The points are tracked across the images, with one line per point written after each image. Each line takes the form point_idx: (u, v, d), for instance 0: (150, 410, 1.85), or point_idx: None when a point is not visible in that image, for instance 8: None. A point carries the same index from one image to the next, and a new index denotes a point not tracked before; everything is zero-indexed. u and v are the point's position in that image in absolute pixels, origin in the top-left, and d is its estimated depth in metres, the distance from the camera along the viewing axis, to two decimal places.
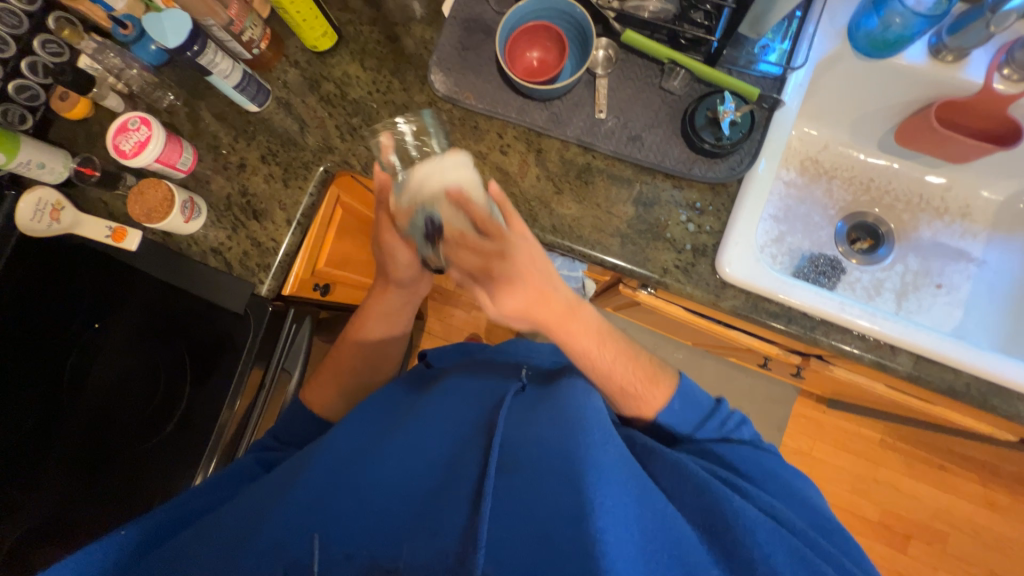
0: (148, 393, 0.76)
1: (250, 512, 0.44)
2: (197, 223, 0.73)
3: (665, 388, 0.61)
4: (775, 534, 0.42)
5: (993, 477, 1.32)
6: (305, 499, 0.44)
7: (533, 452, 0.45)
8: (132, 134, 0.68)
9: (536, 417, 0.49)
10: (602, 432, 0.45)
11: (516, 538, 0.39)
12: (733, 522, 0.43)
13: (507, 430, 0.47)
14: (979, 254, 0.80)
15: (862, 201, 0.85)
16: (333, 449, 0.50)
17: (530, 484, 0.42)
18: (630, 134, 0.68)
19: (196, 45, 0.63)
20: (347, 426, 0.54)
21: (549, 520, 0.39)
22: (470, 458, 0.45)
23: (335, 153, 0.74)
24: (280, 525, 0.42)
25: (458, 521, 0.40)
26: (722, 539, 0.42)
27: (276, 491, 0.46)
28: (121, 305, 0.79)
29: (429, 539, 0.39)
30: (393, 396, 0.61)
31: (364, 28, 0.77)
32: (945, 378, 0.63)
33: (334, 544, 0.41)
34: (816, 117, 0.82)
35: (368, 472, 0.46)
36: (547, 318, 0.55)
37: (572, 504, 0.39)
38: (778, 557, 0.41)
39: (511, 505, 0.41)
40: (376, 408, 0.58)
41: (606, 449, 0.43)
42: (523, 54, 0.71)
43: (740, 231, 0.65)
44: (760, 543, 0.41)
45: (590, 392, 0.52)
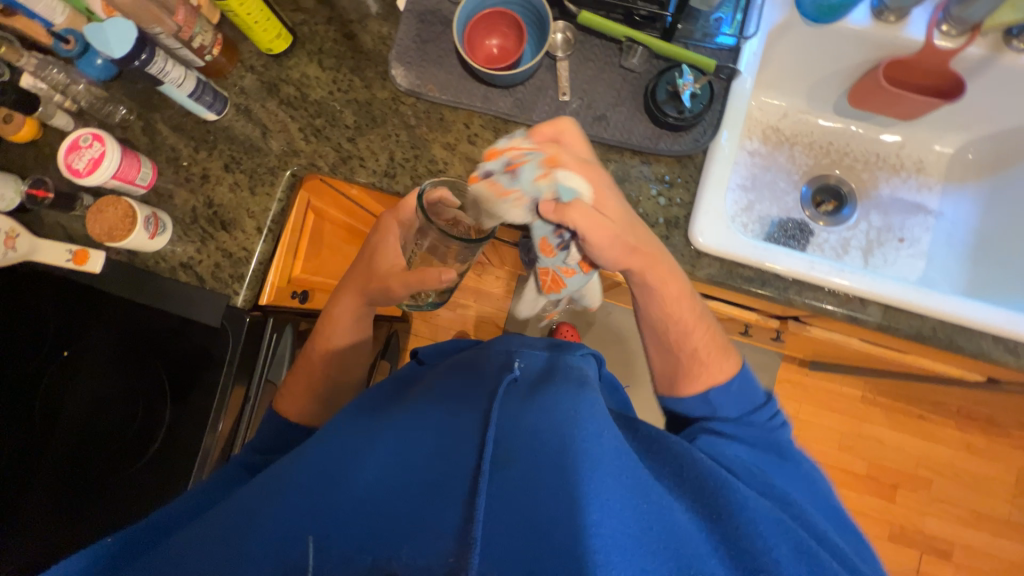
0: (126, 418, 0.73)
1: (242, 516, 0.43)
2: (163, 239, 0.71)
3: (731, 362, 0.63)
4: (779, 527, 0.44)
5: (968, 421, 1.38)
6: (298, 501, 0.43)
7: (529, 448, 0.44)
8: (84, 151, 0.65)
9: (532, 408, 0.48)
10: (597, 426, 0.46)
11: (512, 536, 0.39)
12: (736, 513, 0.44)
13: (500, 424, 0.46)
14: (936, 206, 0.83)
15: (823, 165, 0.87)
16: (327, 448, 0.49)
17: (525, 478, 0.42)
18: (594, 114, 0.69)
19: (144, 53, 0.61)
20: (338, 426, 0.52)
21: (544, 512, 0.39)
22: (465, 454, 0.44)
23: (301, 156, 0.73)
24: (274, 528, 0.41)
25: (454, 521, 0.39)
26: (726, 527, 0.44)
27: (268, 492, 0.45)
28: (91, 330, 0.75)
29: (426, 538, 0.39)
30: (384, 394, 0.59)
31: (319, 27, 0.75)
32: (912, 325, 0.66)
33: (330, 545, 0.40)
34: (772, 87, 0.84)
35: (362, 468, 0.45)
36: (638, 257, 0.58)
37: (565, 497, 0.39)
38: (782, 550, 0.42)
39: (507, 499, 0.41)
40: (368, 404, 0.56)
41: (601, 442, 0.44)
42: (482, 42, 0.71)
43: (709, 201, 0.67)
44: (764, 536, 0.43)
45: (586, 389, 0.52)
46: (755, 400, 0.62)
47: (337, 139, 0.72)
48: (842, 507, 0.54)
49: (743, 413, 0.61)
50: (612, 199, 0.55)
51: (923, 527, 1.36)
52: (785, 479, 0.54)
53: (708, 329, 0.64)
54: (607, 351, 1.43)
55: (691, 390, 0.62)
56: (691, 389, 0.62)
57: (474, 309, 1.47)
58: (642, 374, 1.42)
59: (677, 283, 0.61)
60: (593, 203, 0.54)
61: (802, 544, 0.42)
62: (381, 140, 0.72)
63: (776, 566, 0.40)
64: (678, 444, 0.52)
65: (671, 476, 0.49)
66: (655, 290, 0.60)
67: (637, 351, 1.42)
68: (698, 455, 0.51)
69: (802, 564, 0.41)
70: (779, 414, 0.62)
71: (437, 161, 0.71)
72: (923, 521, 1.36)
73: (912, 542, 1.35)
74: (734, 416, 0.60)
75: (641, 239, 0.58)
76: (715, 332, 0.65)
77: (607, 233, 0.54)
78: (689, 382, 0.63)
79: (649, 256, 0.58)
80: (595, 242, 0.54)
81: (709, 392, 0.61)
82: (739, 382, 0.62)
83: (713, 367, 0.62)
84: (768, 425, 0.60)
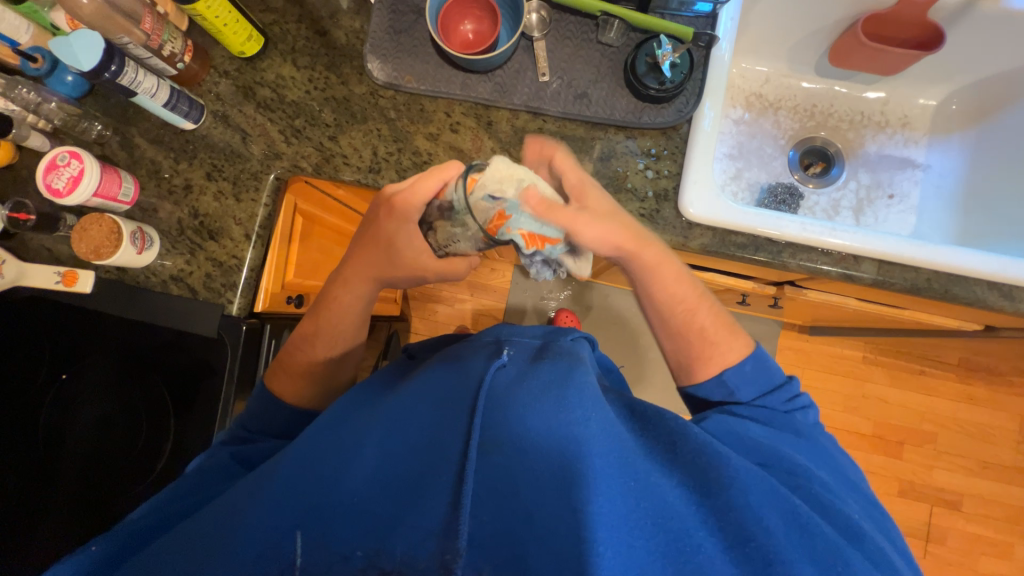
0: (131, 436, 0.74)
1: (226, 513, 0.42)
2: (151, 253, 0.71)
3: (742, 343, 0.61)
4: (772, 498, 0.43)
5: (970, 373, 1.39)
6: (286, 496, 0.43)
7: (517, 433, 0.44)
8: (63, 170, 0.64)
9: (519, 393, 0.48)
10: (586, 408, 0.45)
11: (496, 524, 0.40)
12: (729, 487, 0.43)
13: (487, 411, 0.47)
14: (923, 159, 0.83)
15: (808, 127, 0.87)
16: (307, 445, 0.47)
17: (513, 467, 0.42)
18: (576, 93, 0.68)
19: (113, 64, 0.60)
20: (324, 421, 0.51)
21: (529, 502, 0.41)
22: (452, 442, 0.45)
23: (283, 159, 0.72)
24: (264, 527, 0.41)
25: (440, 515, 0.40)
26: (717, 499, 0.42)
27: (254, 490, 0.43)
28: (91, 353, 0.76)
29: (412, 532, 0.40)
30: (373, 386, 0.59)
31: (290, 26, 0.74)
32: (907, 278, 0.66)
33: (320, 543, 0.40)
34: (752, 52, 0.84)
35: (347, 458, 0.45)
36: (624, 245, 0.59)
37: (555, 486, 0.40)
38: (773, 521, 0.41)
39: (495, 488, 0.42)
40: (362, 395, 0.56)
41: (589, 425, 0.44)
42: (456, 27, 0.70)
43: (698, 170, 0.66)
44: (755, 506, 0.42)
45: (574, 368, 0.52)
46: (770, 379, 0.59)
47: (318, 138, 0.72)
48: (851, 474, 0.53)
49: (756, 395, 0.58)
50: (598, 194, 0.60)
51: (932, 480, 1.38)
52: (794, 447, 0.52)
53: (712, 307, 0.63)
54: (608, 334, 1.43)
55: (705, 372, 0.60)
56: (706, 375, 0.60)
57: (472, 302, 1.47)
58: (644, 354, 1.42)
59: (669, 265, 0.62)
60: (577, 192, 0.60)
61: (796, 517, 0.42)
62: (362, 136, 0.71)
63: (767, 538, 0.40)
64: (673, 419, 0.49)
65: (659, 448, 0.47)
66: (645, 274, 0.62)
67: (637, 331, 1.43)
68: (691, 427, 0.48)
69: (792, 534, 0.41)
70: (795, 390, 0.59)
71: (421, 152, 0.70)
72: (932, 474, 1.38)
73: (922, 496, 1.37)
74: (751, 397, 0.58)
75: (620, 229, 0.59)
76: (721, 312, 0.64)
77: (590, 223, 0.57)
78: (702, 365, 0.60)
79: (636, 241, 0.60)
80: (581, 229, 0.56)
81: (724, 373, 0.59)
82: (753, 362, 0.59)
83: (722, 347, 0.60)
84: (783, 407, 0.57)
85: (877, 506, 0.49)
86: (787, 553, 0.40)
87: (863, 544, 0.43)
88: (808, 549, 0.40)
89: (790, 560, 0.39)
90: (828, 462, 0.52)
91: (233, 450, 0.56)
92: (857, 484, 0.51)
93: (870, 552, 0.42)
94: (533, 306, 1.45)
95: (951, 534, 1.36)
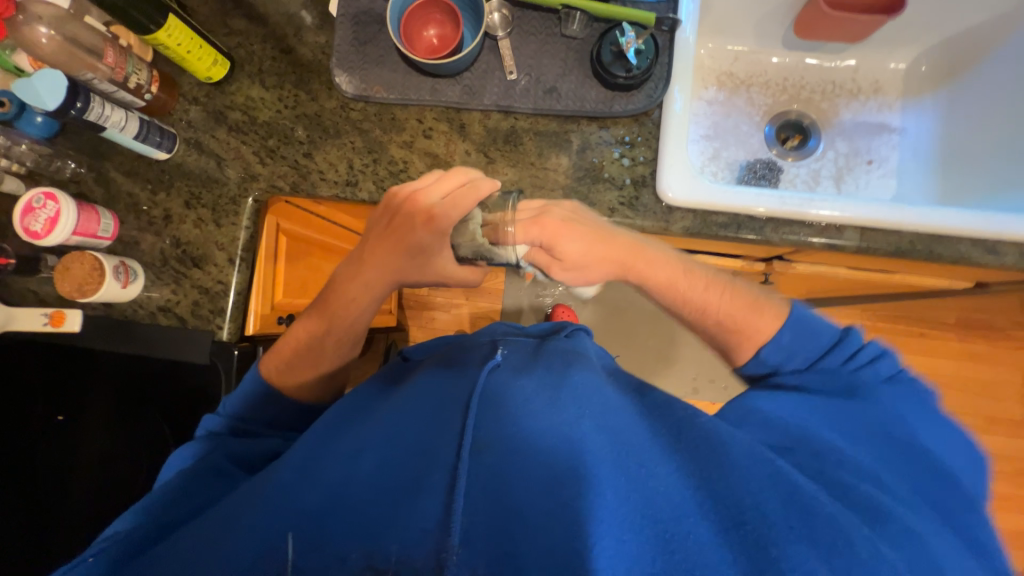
0: (135, 466, 0.76)
1: (217, 528, 0.42)
2: (137, 286, 0.70)
3: (772, 314, 0.59)
4: (770, 481, 0.42)
5: (969, 330, 1.40)
6: (278, 505, 0.42)
7: (509, 431, 0.44)
8: (39, 212, 0.64)
9: (513, 391, 0.49)
10: (577, 406, 0.47)
11: (490, 519, 0.39)
12: (730, 474, 0.43)
13: (480, 411, 0.47)
14: (898, 122, 0.83)
15: (782, 101, 0.87)
16: (301, 453, 0.48)
17: (507, 465, 0.42)
18: (545, 88, 0.68)
19: (78, 101, 0.60)
20: (316, 433, 0.52)
21: (522, 499, 0.40)
22: (446, 443, 0.45)
23: (260, 180, 0.72)
24: (254, 536, 0.40)
25: (434, 514, 0.39)
26: (714, 483, 0.42)
27: (250, 498, 0.44)
28: (85, 391, 0.75)
29: (405, 531, 0.38)
30: (370, 393, 0.59)
31: (255, 47, 0.74)
32: (891, 242, 0.66)
33: (309, 545, 0.39)
34: (719, 31, 0.84)
35: (341, 467, 0.45)
36: (620, 261, 0.62)
37: (549, 482, 0.41)
38: (773, 506, 0.40)
39: (485, 486, 0.41)
40: (360, 402, 0.57)
41: (581, 422, 0.45)
42: (420, 33, 0.70)
43: (672, 153, 0.67)
44: (753, 490, 0.41)
45: (571, 371, 0.53)
46: (824, 340, 0.55)
47: (293, 156, 0.72)
48: (934, 448, 0.47)
49: (814, 356, 0.55)
50: (571, 232, 0.60)
51: None
52: (852, 420, 0.49)
53: (729, 291, 0.62)
54: (606, 325, 1.43)
55: (744, 354, 0.59)
56: (744, 357, 0.59)
57: (468, 306, 1.47)
58: (643, 342, 1.43)
59: (666, 266, 0.63)
60: (549, 245, 0.61)
61: (793, 496, 0.41)
62: (337, 151, 0.71)
63: (768, 524, 0.39)
64: (680, 411, 0.50)
65: (667, 436, 0.47)
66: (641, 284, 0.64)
67: (635, 320, 1.43)
68: (700, 420, 0.48)
69: (794, 518, 0.39)
70: (861, 352, 0.54)
71: (397, 161, 0.70)
72: None
73: None
74: (801, 367, 0.55)
75: (617, 250, 0.62)
76: (745, 291, 0.62)
77: (574, 266, 0.63)
78: (738, 349, 0.60)
79: (630, 253, 0.62)
80: (563, 268, 0.63)
81: (761, 352, 0.57)
82: (792, 332, 0.56)
83: (752, 328, 0.58)
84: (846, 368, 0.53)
85: (943, 480, 0.45)
86: (785, 536, 0.38)
87: (883, 524, 0.40)
88: (810, 532, 0.39)
89: (786, 543, 0.38)
90: (888, 434, 0.48)
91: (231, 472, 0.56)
92: (924, 459, 0.46)
93: (896, 534, 0.40)
94: (530, 304, 1.45)
95: None
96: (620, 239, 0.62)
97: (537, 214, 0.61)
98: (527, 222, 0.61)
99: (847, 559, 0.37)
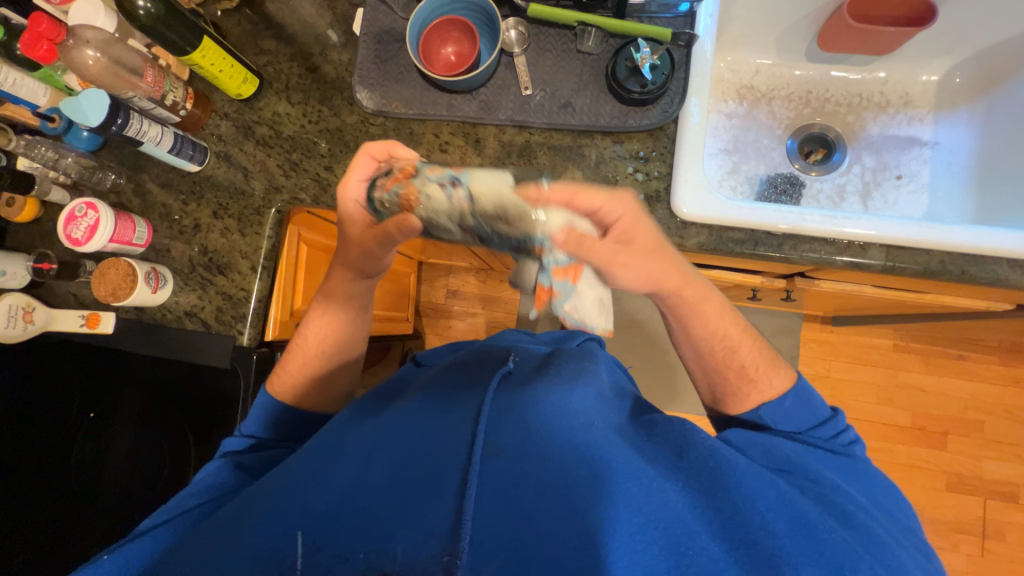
0: (157, 465, 0.79)
1: (232, 522, 0.43)
2: (165, 291, 0.74)
3: (786, 375, 0.58)
4: (778, 503, 0.42)
5: (1013, 354, 1.31)
6: (288, 503, 0.43)
7: (518, 437, 0.44)
8: (81, 220, 0.69)
9: (525, 397, 0.49)
10: (586, 419, 0.47)
11: (498, 525, 0.39)
12: (734, 490, 0.43)
13: (491, 416, 0.46)
14: (930, 136, 0.80)
15: (804, 114, 0.85)
16: (314, 452, 0.49)
17: (516, 472, 0.42)
18: (560, 103, 0.69)
19: (119, 117, 0.64)
20: (328, 431, 0.53)
21: (530, 505, 0.40)
22: (455, 446, 0.45)
23: (283, 192, 0.75)
24: (265, 532, 0.41)
25: (444, 518, 0.39)
26: (720, 499, 0.42)
27: (259, 498, 0.45)
28: (117, 391, 0.80)
29: (416, 532, 0.39)
30: (381, 392, 0.60)
31: (283, 65, 0.77)
32: (919, 261, 0.63)
33: (320, 543, 0.40)
34: (739, 45, 0.83)
35: (350, 466, 0.45)
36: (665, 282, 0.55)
37: (557, 490, 0.40)
38: (779, 524, 0.41)
39: (496, 490, 0.41)
40: (372, 401, 0.57)
41: (591, 433, 0.45)
42: (439, 51, 0.72)
43: (688, 168, 0.66)
44: (761, 508, 0.42)
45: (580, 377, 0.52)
46: (817, 414, 0.56)
47: (315, 169, 0.74)
48: (910, 519, 0.49)
49: (805, 427, 0.55)
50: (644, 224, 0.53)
51: (982, 472, 1.29)
52: (840, 469, 0.51)
53: (755, 342, 0.60)
54: (622, 338, 1.41)
55: (743, 405, 0.58)
56: (739, 410, 0.59)
57: (484, 315, 1.48)
58: (661, 357, 1.40)
59: (712, 300, 0.59)
60: (621, 232, 0.51)
61: (800, 519, 0.41)
62: None
63: (772, 540, 0.40)
64: (680, 423, 0.50)
65: (673, 450, 0.46)
66: (686, 307, 0.58)
67: (652, 334, 1.41)
68: (697, 433, 0.48)
69: (799, 537, 0.40)
70: (844, 429, 0.56)
71: None
72: (981, 465, 1.29)
73: (972, 489, 1.29)
74: (793, 431, 0.55)
75: (674, 273, 0.55)
76: (761, 344, 0.61)
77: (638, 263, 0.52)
78: (737, 399, 0.59)
79: (682, 280, 0.56)
80: (621, 272, 0.52)
81: (760, 409, 0.56)
82: (795, 398, 0.56)
83: (765, 383, 0.58)
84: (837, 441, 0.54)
85: (919, 539, 0.47)
86: (795, 556, 0.39)
87: (880, 552, 0.41)
88: (817, 554, 0.39)
89: (797, 562, 0.38)
90: (872, 490, 0.50)
91: (244, 474, 0.58)
92: (895, 513, 0.48)
93: (891, 561, 0.40)
94: (546, 315, 1.45)
95: (1009, 529, 1.26)
96: (677, 262, 0.56)
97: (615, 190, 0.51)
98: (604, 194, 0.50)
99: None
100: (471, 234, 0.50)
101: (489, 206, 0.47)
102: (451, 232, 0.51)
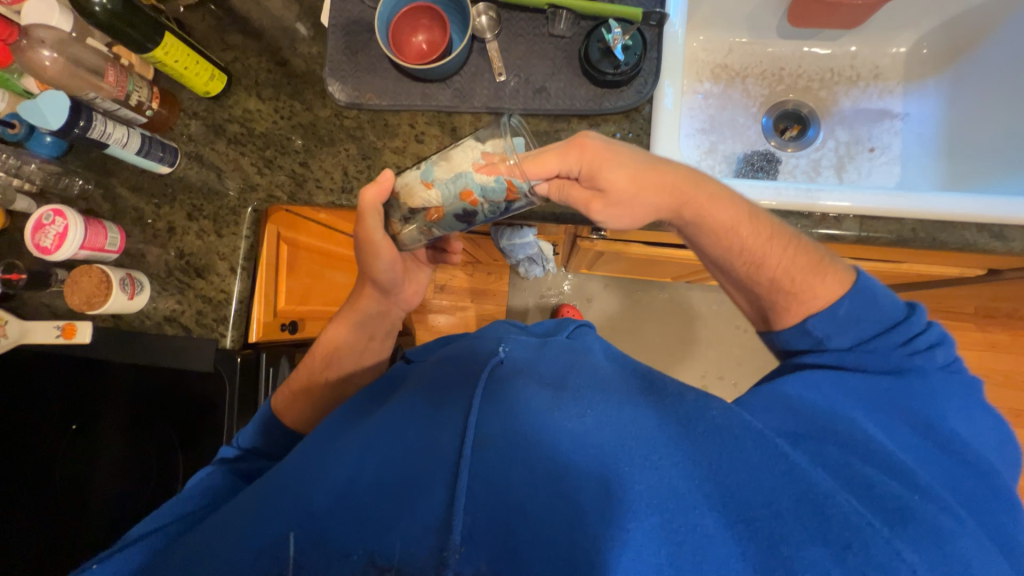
0: (145, 472, 0.77)
1: (228, 527, 0.43)
2: (143, 297, 0.72)
3: (832, 279, 0.56)
4: (784, 479, 0.41)
5: (990, 320, 1.35)
6: (280, 502, 0.43)
7: (509, 429, 0.44)
8: (48, 228, 0.66)
9: (518, 390, 0.48)
10: (577, 404, 0.47)
11: (490, 518, 0.39)
12: (732, 470, 0.42)
13: (483, 406, 0.46)
14: (901, 108, 0.82)
15: (778, 91, 0.86)
16: (308, 454, 0.48)
17: (507, 465, 0.42)
18: (534, 88, 0.69)
19: (81, 120, 0.62)
20: (321, 432, 0.52)
21: (517, 493, 0.40)
22: (445, 440, 0.44)
23: (259, 190, 0.73)
24: (256, 535, 0.41)
25: (436, 512, 0.39)
26: (719, 477, 0.42)
27: (251, 503, 0.44)
28: (101, 401, 0.79)
29: (408, 529, 0.38)
30: (383, 389, 0.59)
31: (251, 60, 0.75)
32: (892, 230, 0.64)
33: (309, 539, 0.40)
34: (712, 24, 0.83)
35: (339, 466, 0.45)
36: (676, 187, 0.57)
37: (547, 481, 0.41)
38: (783, 504, 0.40)
39: (488, 484, 0.41)
40: (365, 403, 0.56)
41: (582, 421, 0.45)
42: (409, 39, 0.71)
43: (665, 149, 0.66)
44: (761, 485, 0.41)
45: (574, 367, 0.52)
46: (882, 318, 0.53)
47: (290, 166, 0.73)
48: (974, 446, 0.47)
49: (865, 337, 0.53)
50: (616, 167, 0.55)
51: None
52: (887, 400, 0.50)
53: (785, 248, 0.57)
54: (611, 323, 1.43)
55: (788, 319, 0.57)
56: (786, 322, 0.58)
57: (473, 307, 1.48)
58: (650, 340, 1.41)
59: (726, 208, 0.57)
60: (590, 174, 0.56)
61: (807, 494, 0.40)
62: (333, 159, 0.72)
63: (768, 519, 0.39)
64: (691, 398, 0.48)
65: (674, 431, 0.45)
66: (699, 217, 0.58)
67: (640, 317, 1.42)
68: (712, 406, 0.47)
69: (804, 515, 0.39)
70: (920, 335, 0.53)
71: (390, 166, 0.71)
72: None
73: None
74: (847, 345, 0.54)
75: (665, 177, 0.56)
76: (805, 248, 0.58)
77: (614, 206, 0.58)
78: (783, 313, 0.58)
79: (685, 182, 0.57)
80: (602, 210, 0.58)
81: (809, 321, 0.55)
82: (850, 303, 0.54)
83: (810, 287, 0.56)
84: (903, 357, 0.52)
85: (982, 472, 0.45)
86: (798, 535, 0.38)
87: (907, 523, 0.40)
88: (823, 530, 0.38)
89: (799, 543, 0.38)
90: (923, 423, 0.48)
91: (236, 477, 0.57)
92: (960, 447, 0.46)
93: (920, 531, 0.39)
94: (535, 304, 1.45)
95: None
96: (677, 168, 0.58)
97: (574, 140, 0.55)
98: (557, 155, 0.54)
99: (861, 558, 0.37)
100: (429, 192, 0.53)
101: (436, 157, 0.53)
102: (417, 200, 0.54)
